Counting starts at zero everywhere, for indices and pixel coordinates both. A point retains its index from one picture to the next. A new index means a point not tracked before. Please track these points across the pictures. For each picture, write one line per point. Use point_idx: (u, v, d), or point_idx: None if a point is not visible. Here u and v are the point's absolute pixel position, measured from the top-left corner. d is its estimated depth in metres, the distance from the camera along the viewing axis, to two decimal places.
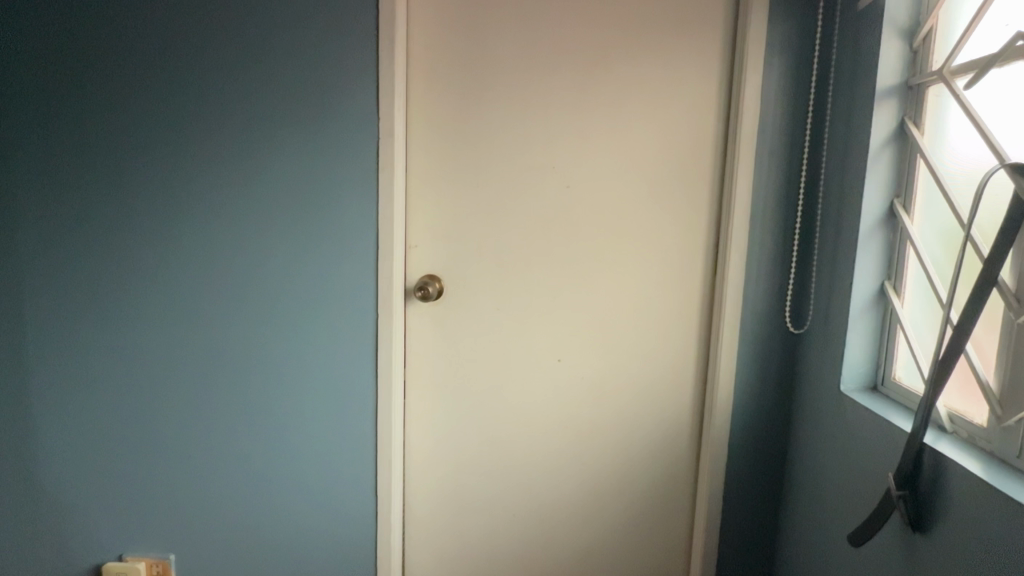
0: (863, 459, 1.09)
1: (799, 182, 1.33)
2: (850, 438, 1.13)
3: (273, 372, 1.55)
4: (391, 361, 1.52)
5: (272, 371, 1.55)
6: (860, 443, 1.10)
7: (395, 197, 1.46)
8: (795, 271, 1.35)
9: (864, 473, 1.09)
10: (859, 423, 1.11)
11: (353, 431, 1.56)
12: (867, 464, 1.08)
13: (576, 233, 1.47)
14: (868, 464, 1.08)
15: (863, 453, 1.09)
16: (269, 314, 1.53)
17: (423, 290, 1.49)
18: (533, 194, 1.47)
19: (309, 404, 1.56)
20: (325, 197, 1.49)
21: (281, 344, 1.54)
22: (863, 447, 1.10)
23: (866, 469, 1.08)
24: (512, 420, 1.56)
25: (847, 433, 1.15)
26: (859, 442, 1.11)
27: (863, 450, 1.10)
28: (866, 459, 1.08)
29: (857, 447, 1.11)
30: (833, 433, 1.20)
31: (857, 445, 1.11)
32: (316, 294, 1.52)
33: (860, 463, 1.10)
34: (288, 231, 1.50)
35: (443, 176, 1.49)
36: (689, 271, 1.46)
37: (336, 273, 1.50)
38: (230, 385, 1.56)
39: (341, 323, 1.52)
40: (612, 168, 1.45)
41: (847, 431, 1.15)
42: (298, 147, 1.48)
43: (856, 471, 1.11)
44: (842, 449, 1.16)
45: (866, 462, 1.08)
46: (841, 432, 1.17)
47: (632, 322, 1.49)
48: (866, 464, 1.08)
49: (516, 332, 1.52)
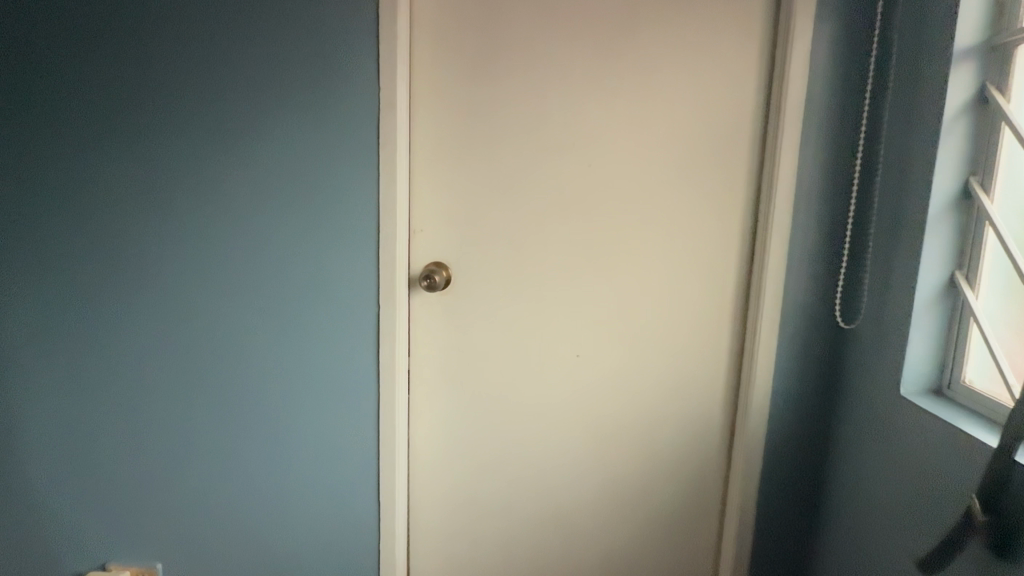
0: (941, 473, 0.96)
1: (853, 160, 1.19)
2: (918, 450, 1.00)
3: (268, 369, 1.43)
4: (395, 356, 1.39)
5: (268, 368, 1.43)
6: (934, 456, 0.97)
7: (399, 175, 1.33)
8: (848, 260, 1.22)
9: (941, 489, 0.96)
10: (932, 434, 0.98)
11: (356, 432, 1.44)
12: (944, 479, 0.95)
13: (598, 217, 1.34)
14: (946, 479, 0.95)
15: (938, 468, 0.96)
16: (264, 306, 1.40)
17: (429, 278, 1.36)
18: (553, 173, 1.33)
19: (307, 403, 1.44)
20: (321, 177, 1.35)
21: (277, 339, 1.42)
22: (937, 460, 0.97)
23: (942, 484, 0.95)
24: (526, 421, 1.44)
25: (913, 443, 1.01)
26: (932, 456, 0.97)
27: (938, 463, 0.96)
28: (944, 475, 0.95)
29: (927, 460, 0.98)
30: (891, 443, 1.07)
31: (927, 457, 0.98)
32: (315, 283, 1.39)
33: (935, 478, 0.97)
34: (283, 214, 1.37)
35: (451, 154, 1.35)
36: (722, 259, 1.33)
37: (334, 261, 1.37)
38: (223, 383, 1.44)
39: (342, 314, 1.39)
40: (639, 143, 1.31)
41: (913, 441, 1.01)
42: (293, 120, 1.33)
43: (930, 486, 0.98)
44: (908, 461, 1.03)
45: (944, 477, 0.95)
46: (903, 442, 1.03)
47: (659, 316, 1.36)
48: (944, 478, 0.95)
49: (530, 325, 1.40)
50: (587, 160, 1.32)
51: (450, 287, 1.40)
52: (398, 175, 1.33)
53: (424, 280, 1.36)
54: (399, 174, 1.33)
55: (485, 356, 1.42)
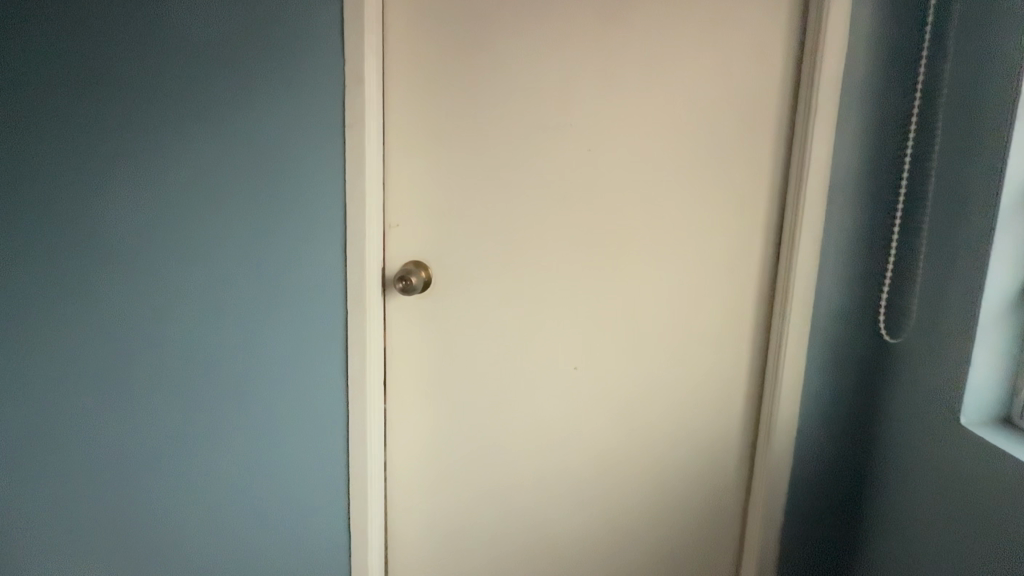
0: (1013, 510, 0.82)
1: (903, 145, 1.02)
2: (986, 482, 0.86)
3: (230, 380, 1.28)
4: (368, 367, 1.24)
5: (231, 379, 1.28)
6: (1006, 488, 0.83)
7: (370, 162, 1.16)
8: (896, 261, 1.04)
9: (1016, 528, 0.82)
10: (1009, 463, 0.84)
11: (324, 450, 1.28)
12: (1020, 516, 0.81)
13: (600, 210, 1.17)
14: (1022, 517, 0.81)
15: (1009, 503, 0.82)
16: (226, 310, 1.26)
17: (404, 280, 1.20)
18: (547, 160, 1.16)
19: (271, 416, 1.29)
20: (283, 163, 1.19)
21: (240, 347, 1.27)
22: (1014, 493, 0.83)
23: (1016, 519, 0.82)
24: (517, 439, 1.27)
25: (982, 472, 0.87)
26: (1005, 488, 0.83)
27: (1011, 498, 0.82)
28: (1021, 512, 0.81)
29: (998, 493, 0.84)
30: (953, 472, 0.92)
31: (1010, 496, 0.83)
32: (280, 285, 1.23)
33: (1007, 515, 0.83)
34: (245, 207, 1.22)
35: (431, 137, 1.18)
36: (741, 257, 1.15)
37: (298, 257, 1.21)
38: (181, 394, 1.30)
39: (309, 320, 1.23)
40: (646, 125, 1.13)
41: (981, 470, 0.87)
42: (255, 100, 1.18)
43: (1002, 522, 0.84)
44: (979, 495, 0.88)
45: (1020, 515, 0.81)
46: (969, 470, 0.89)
47: (669, 324, 1.19)
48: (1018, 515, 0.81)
49: (521, 332, 1.23)
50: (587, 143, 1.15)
51: (430, 290, 1.24)
52: (369, 161, 1.16)
53: (399, 282, 1.20)
54: (371, 161, 1.16)
55: (472, 368, 1.26)
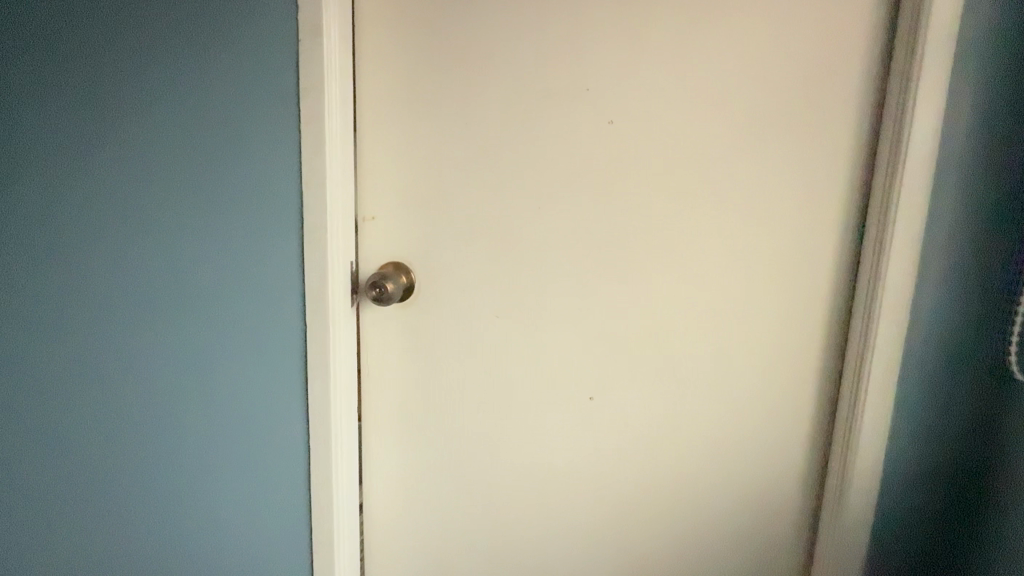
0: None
1: None
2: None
3: (174, 407, 1.06)
4: (335, 393, 1.00)
5: (174, 406, 1.06)
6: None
7: (333, 138, 0.93)
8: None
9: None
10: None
11: (284, 489, 1.06)
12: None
13: (624, 201, 0.92)
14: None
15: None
16: (166, 322, 1.03)
17: (377, 288, 0.97)
18: (556, 137, 0.92)
19: (220, 448, 1.06)
20: (227, 140, 0.96)
21: (184, 368, 1.04)
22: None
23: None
24: (521, 481, 1.04)
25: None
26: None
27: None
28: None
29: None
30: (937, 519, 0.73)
31: None
32: (231, 293, 1.01)
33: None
34: (187, 198, 0.99)
35: (413, 112, 0.95)
36: (806, 262, 0.90)
37: (250, 257, 0.99)
38: (114, 423, 1.08)
39: (266, 336, 1.01)
40: (682, 91, 0.88)
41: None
42: (190, 62, 0.95)
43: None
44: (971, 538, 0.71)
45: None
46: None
47: (711, 345, 0.94)
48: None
49: (526, 352, 0.99)
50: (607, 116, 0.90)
51: (411, 297, 1.01)
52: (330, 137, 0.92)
53: (371, 290, 0.97)
54: (333, 136, 0.93)
55: (464, 393, 1.03)
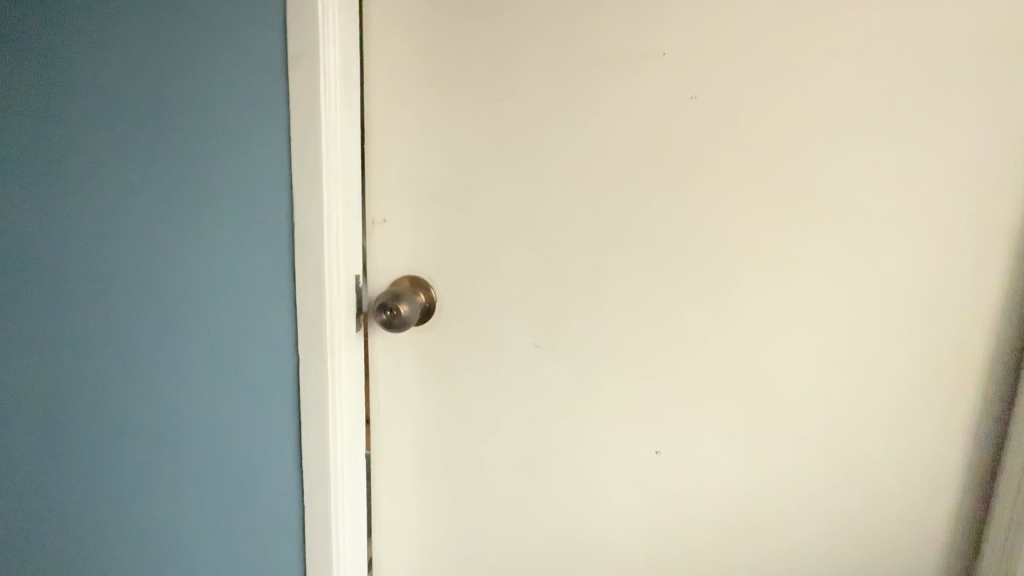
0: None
1: None
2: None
3: (144, 455, 0.87)
4: (334, 441, 0.80)
5: (144, 453, 0.87)
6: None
7: (333, 121, 0.72)
8: None
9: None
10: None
11: (274, 549, 0.86)
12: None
13: (704, 205, 0.72)
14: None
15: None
16: (133, 352, 0.84)
17: (388, 312, 0.76)
18: (618, 121, 0.72)
19: (195, 496, 0.86)
20: (204, 120, 0.76)
21: (155, 407, 0.85)
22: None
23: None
24: (569, 549, 0.84)
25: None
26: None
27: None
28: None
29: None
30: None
31: None
32: (210, 317, 0.81)
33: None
34: (155, 200, 0.79)
35: (437, 91, 0.75)
36: (960, 287, 0.68)
37: (232, 265, 0.79)
38: (74, 471, 0.89)
39: (253, 370, 0.81)
40: (787, 58, 0.67)
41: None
42: (157, 21, 0.75)
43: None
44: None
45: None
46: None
47: (818, 392, 0.73)
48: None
49: (574, 393, 0.79)
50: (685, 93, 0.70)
51: (430, 321, 0.82)
52: (328, 120, 0.72)
53: (381, 313, 0.76)
54: (333, 119, 0.72)
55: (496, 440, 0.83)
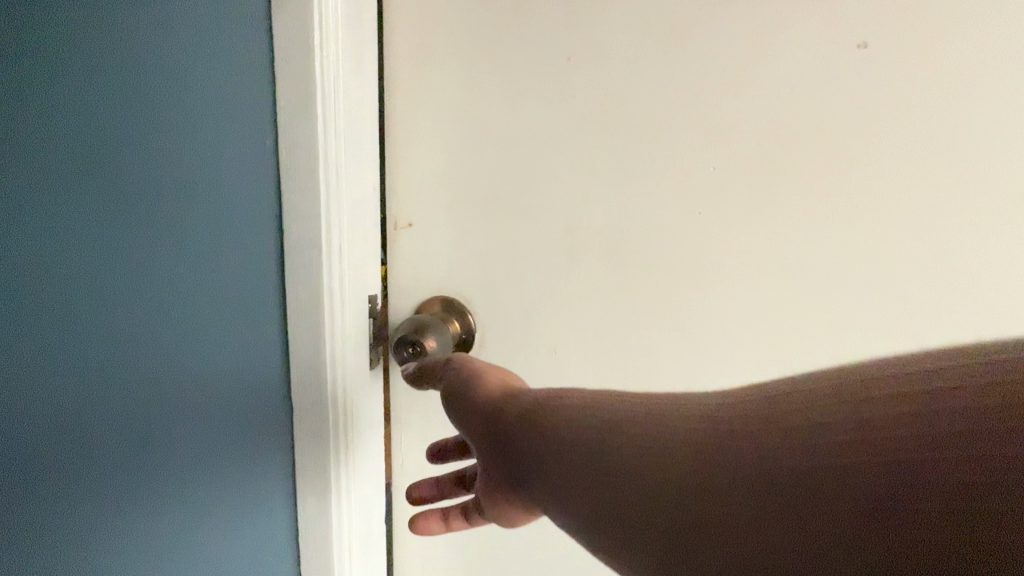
0: (862, 472, 0.27)
1: None
2: (647, 465, 0.34)
3: (82, 503, 0.66)
4: (344, 509, 0.63)
5: (81, 497, 0.66)
6: (855, 404, 0.29)
7: (336, 89, 0.52)
8: None
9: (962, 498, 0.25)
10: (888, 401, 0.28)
11: None
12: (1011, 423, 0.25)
13: (844, 219, 0.51)
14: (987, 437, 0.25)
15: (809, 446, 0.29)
16: (71, 394, 0.64)
17: (411, 350, 0.57)
18: (729, 101, 0.51)
19: (155, 551, 0.67)
20: (158, 60, 0.55)
21: (103, 465, 0.65)
22: (958, 367, 0.27)
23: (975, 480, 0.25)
24: None
25: (585, 438, 0.37)
26: (732, 421, 0.32)
27: (857, 448, 0.28)
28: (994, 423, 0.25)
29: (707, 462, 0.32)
30: (490, 421, 0.42)
31: None
32: (178, 351, 0.61)
33: (827, 499, 0.28)
34: (94, 198, 0.59)
35: (483, 60, 0.55)
36: None
37: (198, 257, 0.58)
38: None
39: (238, 419, 0.63)
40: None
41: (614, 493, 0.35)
42: None
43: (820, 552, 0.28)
44: (529, 476, 0.39)
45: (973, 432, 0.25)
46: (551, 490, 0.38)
47: None
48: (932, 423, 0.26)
49: None
50: (830, 41, 0.49)
51: None
52: (328, 88, 0.52)
53: (402, 351, 0.58)
54: (335, 85, 0.52)
55: (547, 517, 0.63)
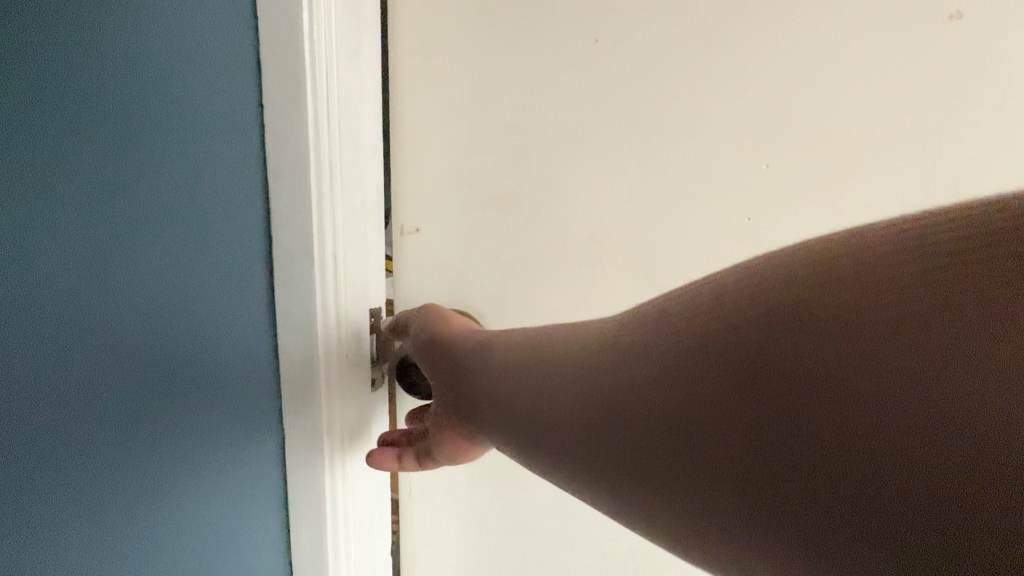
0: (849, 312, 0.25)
1: None
2: (616, 340, 0.34)
3: None
4: (342, 551, 0.55)
5: None
6: (820, 272, 0.26)
7: (331, 78, 0.45)
8: None
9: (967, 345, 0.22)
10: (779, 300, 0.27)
11: None
12: (1008, 250, 0.22)
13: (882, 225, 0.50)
14: (980, 267, 0.22)
15: (760, 300, 0.28)
16: None
17: None
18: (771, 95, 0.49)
19: None
20: (104, 26, 0.41)
21: None
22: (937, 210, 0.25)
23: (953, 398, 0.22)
24: None
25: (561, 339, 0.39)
26: (651, 336, 0.32)
27: (828, 308, 0.25)
28: (998, 280, 0.22)
29: (675, 329, 0.31)
30: (456, 362, 0.45)
31: None
32: (120, 429, 0.46)
33: (801, 359, 0.25)
34: None
35: (500, 45, 0.50)
36: None
37: (170, 280, 0.46)
38: None
39: (199, 496, 0.51)
40: None
41: (580, 390, 0.35)
42: None
43: (789, 418, 0.26)
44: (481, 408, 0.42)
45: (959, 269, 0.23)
46: (527, 385, 0.39)
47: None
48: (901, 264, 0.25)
49: None
50: (880, 33, 0.47)
51: None
52: (319, 72, 0.44)
53: None
54: (327, 72, 0.45)
55: (568, 517, 0.61)
